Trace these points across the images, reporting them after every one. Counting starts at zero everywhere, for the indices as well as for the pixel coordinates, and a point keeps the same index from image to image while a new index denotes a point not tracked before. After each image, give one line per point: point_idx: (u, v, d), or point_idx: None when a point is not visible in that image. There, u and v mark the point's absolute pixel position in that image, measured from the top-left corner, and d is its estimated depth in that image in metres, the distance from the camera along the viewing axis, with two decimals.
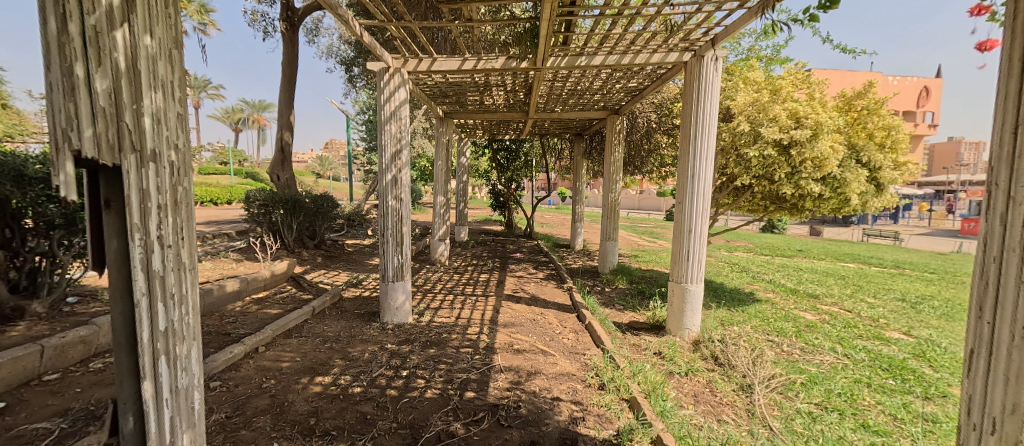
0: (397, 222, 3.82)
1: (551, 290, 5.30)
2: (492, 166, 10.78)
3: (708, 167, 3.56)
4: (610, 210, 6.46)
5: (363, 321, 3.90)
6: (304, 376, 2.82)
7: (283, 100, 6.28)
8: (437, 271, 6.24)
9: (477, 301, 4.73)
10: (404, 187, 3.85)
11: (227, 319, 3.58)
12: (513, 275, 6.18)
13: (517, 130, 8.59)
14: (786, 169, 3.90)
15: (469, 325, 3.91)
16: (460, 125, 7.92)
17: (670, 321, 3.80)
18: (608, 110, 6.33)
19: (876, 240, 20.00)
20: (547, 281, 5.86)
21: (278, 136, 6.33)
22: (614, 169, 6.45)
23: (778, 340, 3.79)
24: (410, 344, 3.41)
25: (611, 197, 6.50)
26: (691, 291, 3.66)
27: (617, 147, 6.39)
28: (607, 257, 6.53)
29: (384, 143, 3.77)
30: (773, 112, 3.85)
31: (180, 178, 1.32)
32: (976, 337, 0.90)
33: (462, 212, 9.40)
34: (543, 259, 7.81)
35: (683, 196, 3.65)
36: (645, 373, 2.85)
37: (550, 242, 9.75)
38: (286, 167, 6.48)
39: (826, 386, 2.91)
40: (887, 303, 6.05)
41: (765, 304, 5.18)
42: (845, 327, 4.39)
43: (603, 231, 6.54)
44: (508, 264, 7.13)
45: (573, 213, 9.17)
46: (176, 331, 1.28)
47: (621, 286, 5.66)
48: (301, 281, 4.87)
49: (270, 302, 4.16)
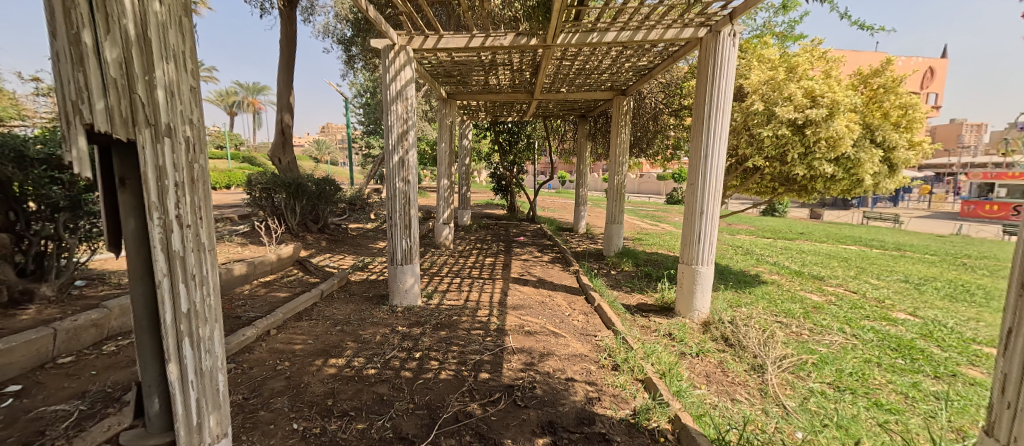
0: (405, 205, 3.78)
1: (557, 273, 5.30)
2: (494, 148, 10.65)
3: (721, 146, 3.51)
4: (616, 192, 6.40)
5: (373, 304, 3.90)
6: (317, 358, 2.82)
7: (283, 81, 6.13)
8: (443, 255, 6.23)
9: (485, 284, 4.73)
10: (411, 169, 3.79)
11: (236, 303, 3.57)
12: (519, 258, 6.17)
13: (520, 112, 8.45)
14: (799, 149, 3.83)
15: (478, 307, 3.91)
16: (463, 106, 7.77)
17: (679, 302, 3.81)
18: (615, 90, 6.20)
19: (876, 223, 20.03)
20: (553, 264, 5.85)
21: (278, 119, 6.20)
22: (620, 152, 6.37)
23: (787, 321, 3.79)
24: (421, 326, 3.41)
25: (617, 179, 6.43)
26: (701, 273, 3.64)
27: (624, 129, 6.29)
28: (612, 240, 6.51)
29: (390, 124, 3.68)
30: (789, 91, 3.76)
31: (197, 155, 1.26)
32: (1016, 317, 0.95)
33: (465, 195, 9.33)
34: (546, 242, 7.80)
35: (695, 177, 3.60)
36: (658, 354, 2.86)
37: (553, 226, 9.72)
38: (287, 150, 6.36)
39: (837, 366, 2.92)
40: (890, 284, 6.09)
41: (770, 285, 5.20)
42: (852, 308, 4.41)
43: (608, 214, 6.51)
44: (513, 247, 7.11)
45: (577, 197, 9.12)
46: (199, 313, 1.25)
47: (627, 269, 5.66)
48: (307, 265, 4.83)
49: (278, 285, 4.15)
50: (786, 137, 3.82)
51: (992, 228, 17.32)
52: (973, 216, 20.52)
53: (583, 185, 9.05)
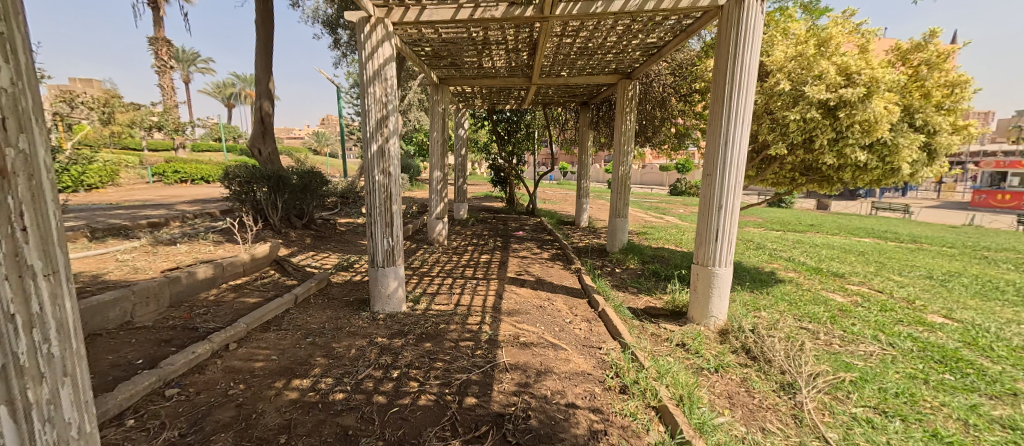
0: (386, 200, 3.36)
1: (558, 272, 4.91)
2: (492, 139, 10.21)
3: (744, 129, 3.07)
4: (621, 183, 5.99)
5: (352, 310, 3.51)
6: (279, 379, 2.44)
7: (261, 66, 5.69)
8: (435, 252, 5.85)
9: (479, 285, 4.34)
10: (392, 159, 3.38)
11: (197, 311, 3.18)
12: (516, 255, 5.77)
13: (518, 99, 7.99)
14: (829, 134, 3.40)
15: (469, 313, 3.52)
16: (457, 93, 7.32)
17: (692, 307, 3.41)
18: (619, 73, 5.75)
19: (886, 213, 19.52)
20: (553, 261, 5.45)
21: (257, 107, 5.77)
22: (626, 140, 5.92)
23: (813, 327, 3.39)
24: (403, 337, 3.03)
25: (622, 170, 6.00)
26: (718, 275, 3.24)
27: (629, 115, 5.83)
28: (616, 235, 6.10)
29: (367, 108, 3.25)
30: (821, 68, 3.30)
31: (12, 134, 0.79)
32: None
33: (461, 188, 8.93)
34: (547, 237, 7.41)
35: (712, 166, 3.17)
36: (674, 373, 2.47)
37: (554, 219, 9.31)
38: (267, 141, 5.89)
39: (879, 385, 2.53)
40: (915, 281, 5.66)
41: (788, 285, 4.79)
42: (882, 310, 4.00)
43: (612, 207, 6.09)
44: (511, 243, 6.71)
45: (578, 189, 8.69)
46: (25, 370, 0.84)
47: (632, 268, 5.27)
48: (285, 266, 4.44)
49: (249, 289, 3.76)
50: (816, 120, 3.37)
51: (1006, 218, 16.82)
52: (985, 205, 19.98)
53: (584, 176, 8.61)
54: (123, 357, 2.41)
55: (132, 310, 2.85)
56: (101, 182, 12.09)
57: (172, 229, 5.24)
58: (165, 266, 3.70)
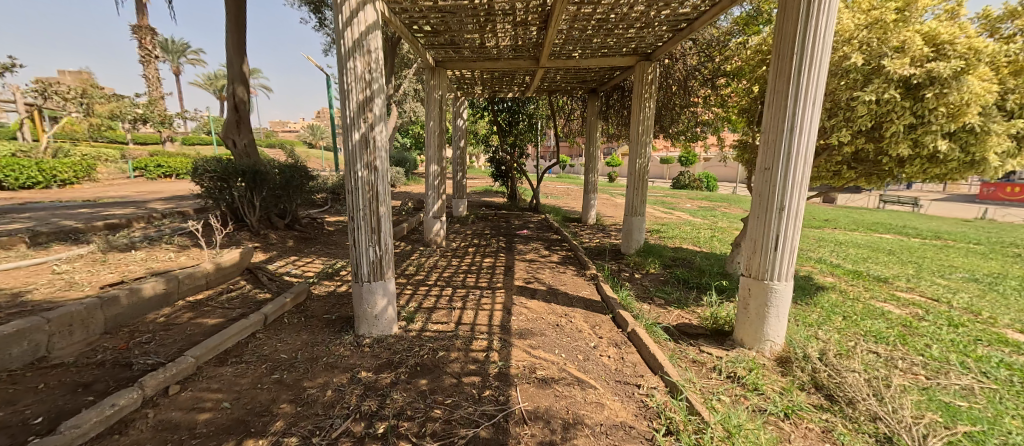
0: (371, 200, 2.75)
1: (571, 280, 4.34)
2: (492, 130, 9.58)
3: (816, 116, 2.47)
4: (638, 178, 5.40)
5: (333, 333, 2.91)
6: (227, 439, 1.85)
7: (235, 45, 5.02)
8: (433, 256, 5.27)
9: (483, 297, 3.76)
10: (378, 150, 2.76)
11: (139, 338, 2.57)
12: (523, 259, 5.20)
13: (521, 86, 7.37)
14: (908, 119, 2.81)
15: (473, 336, 2.94)
16: (455, 79, 6.69)
17: (739, 326, 2.85)
18: (638, 54, 5.15)
19: (894, 207, 19.06)
20: (565, 266, 4.87)
21: (230, 92, 5.10)
22: (645, 129, 5.31)
23: (885, 351, 2.83)
24: (393, 372, 2.43)
25: (639, 163, 5.41)
26: (778, 292, 2.65)
27: (649, 102, 5.22)
28: (633, 235, 5.52)
29: (346, 87, 2.62)
30: (904, 36, 2.72)
31: None
32: None
33: (460, 182, 8.32)
34: (553, 236, 6.84)
35: (772, 159, 2.58)
36: (744, 428, 1.90)
37: (559, 216, 8.71)
38: (243, 131, 5.22)
39: (1003, 439, 1.97)
40: (963, 286, 5.12)
41: (832, 293, 4.24)
42: (950, 326, 3.46)
43: (628, 204, 5.52)
44: (516, 244, 6.11)
45: (585, 184, 8.11)
46: None
47: (654, 274, 4.70)
48: (259, 275, 3.83)
49: (210, 306, 3.15)
50: (896, 100, 2.77)
51: (1020, 211, 16.35)
52: (994, 198, 19.57)
53: (593, 170, 8.02)
54: (18, 413, 1.81)
55: (49, 343, 2.25)
56: (77, 177, 11.38)
57: (134, 232, 4.62)
58: (108, 279, 3.09)
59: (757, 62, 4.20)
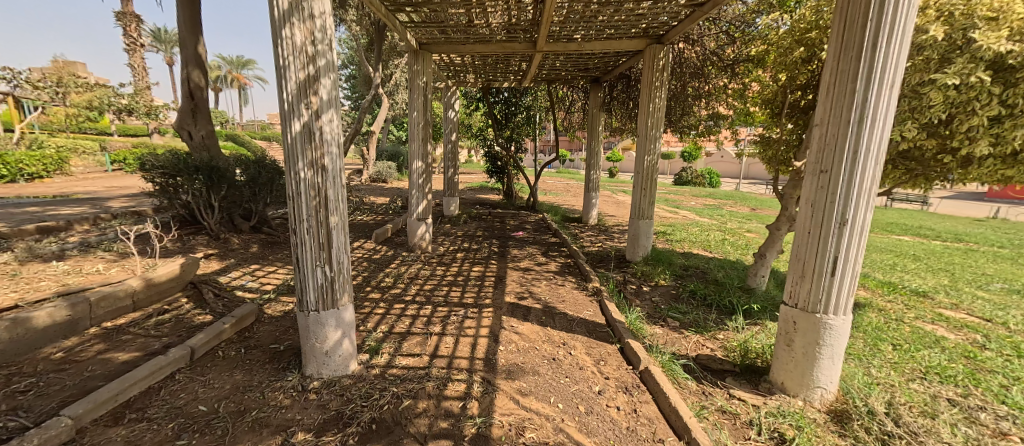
0: (318, 209, 2.15)
1: (571, 294, 3.78)
2: (487, 123, 8.99)
3: (891, 104, 1.89)
4: (645, 177, 4.83)
5: (274, 373, 2.34)
6: None
7: (188, 23, 4.39)
8: (416, 263, 4.70)
9: (467, 319, 3.19)
10: (328, 144, 2.16)
11: (15, 385, 2.00)
12: (517, 267, 4.63)
13: (518, 74, 6.75)
14: (999, 108, 2.24)
15: (450, 376, 2.37)
16: (443, 65, 6.08)
17: (778, 367, 2.30)
18: (648, 37, 4.56)
19: (903, 204, 18.52)
20: (563, 277, 4.30)
21: (185, 77, 4.48)
22: (655, 122, 4.72)
23: (962, 400, 2.27)
24: (339, 435, 1.86)
25: (647, 161, 4.82)
26: (835, 328, 2.08)
27: (659, 91, 4.62)
28: (639, 240, 4.95)
29: (283, 63, 2.01)
30: (999, 2, 2.24)
31: None
32: None
33: (452, 179, 7.75)
34: (551, 239, 6.28)
35: (832, 160, 2.00)
36: None
37: (558, 216, 8.14)
38: (200, 122, 4.61)
39: None
40: (1010, 299, 4.57)
41: (869, 312, 3.70)
42: (1019, 357, 2.92)
43: (634, 206, 4.96)
44: (510, 249, 5.54)
45: (586, 181, 7.54)
46: None
47: (664, 287, 4.14)
48: (204, 291, 3.26)
49: (130, 335, 2.58)
50: (986, 84, 2.20)
51: None
52: (1004, 196, 19.07)
53: (594, 167, 7.44)
54: None
55: None
56: (47, 171, 10.73)
57: (70, 237, 4.03)
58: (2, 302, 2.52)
59: (790, 42, 3.58)
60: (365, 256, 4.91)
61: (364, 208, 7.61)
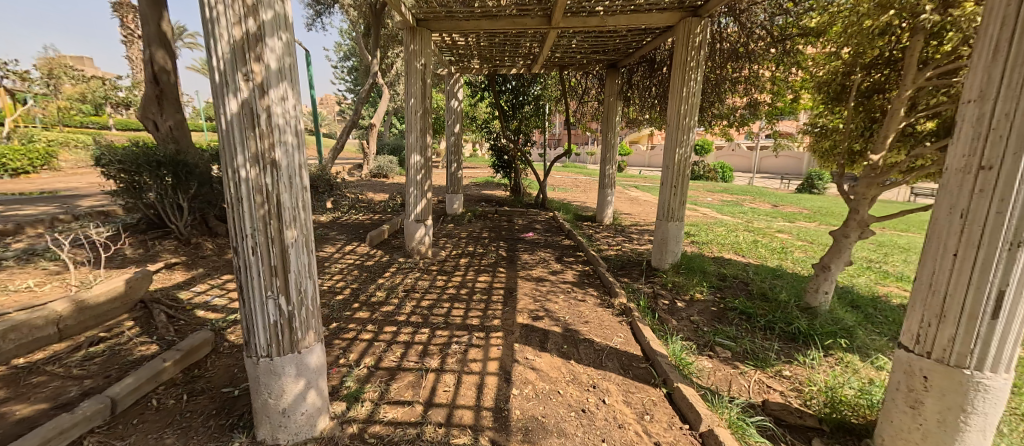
0: (266, 219, 1.57)
1: (595, 313, 3.18)
2: (493, 114, 8.36)
3: None
4: (676, 174, 4.20)
5: (216, 435, 1.76)
6: None
7: None
8: (413, 271, 4.13)
9: (471, 348, 2.60)
10: (280, 130, 1.57)
11: None
12: (528, 277, 4.04)
13: (527, 57, 6.12)
14: None
15: (448, 439, 1.79)
16: (444, 47, 5.46)
17: (893, 434, 1.69)
18: (682, 8, 3.90)
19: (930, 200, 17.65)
20: (583, 289, 3.71)
21: (147, 58, 3.90)
22: (690, 109, 4.07)
23: None
24: None
25: (679, 154, 4.18)
26: (993, 390, 1.47)
27: (694, 73, 3.97)
28: (668, 246, 4.33)
29: (209, 12, 1.40)
30: None
31: None
32: None
33: (455, 175, 7.16)
34: (565, 242, 5.69)
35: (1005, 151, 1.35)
36: None
37: (569, 214, 7.53)
38: (166, 110, 4.04)
39: None
40: None
41: None
42: None
43: (663, 206, 4.34)
44: (519, 254, 4.94)
45: (601, 177, 6.94)
46: None
47: (701, 303, 3.53)
48: (154, 313, 2.70)
49: (42, 378, 2.03)
50: None
51: None
52: None
53: (609, 161, 6.82)
54: None
55: None
56: (33, 167, 10.29)
57: (14, 244, 3.49)
58: None
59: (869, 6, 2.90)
60: (356, 263, 4.34)
61: (361, 206, 7.05)
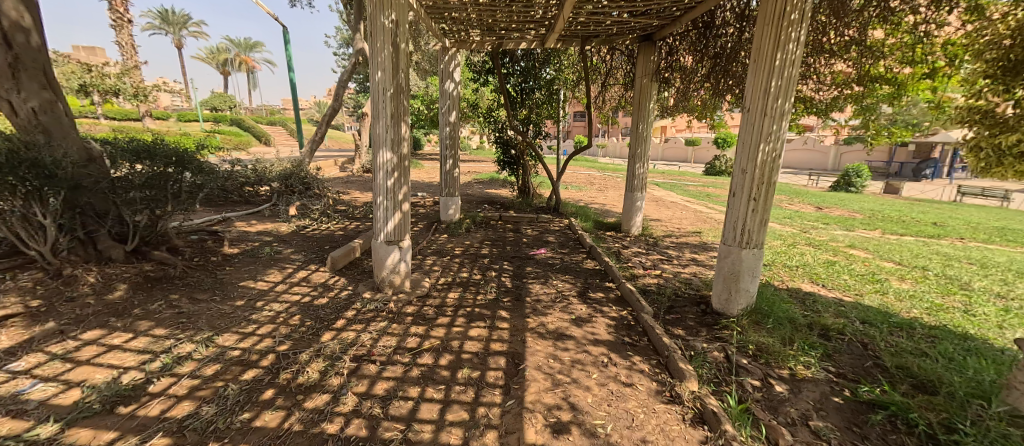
0: None
1: (658, 419, 1.91)
2: (498, 100, 7.08)
3: None
4: (756, 182, 2.90)
5: None
6: None
7: None
8: (379, 319, 2.91)
9: None
10: None
11: None
12: (543, 330, 2.78)
13: (540, 25, 4.80)
14: None
15: None
16: (430, 8, 4.19)
17: None
18: None
19: (979, 199, 15.95)
20: (626, 358, 2.44)
21: None
22: (785, 87, 2.74)
23: None
24: None
25: (765, 151, 2.86)
26: None
27: (796, 30, 2.66)
28: (740, 283, 3.05)
29: None
30: None
31: None
32: None
33: (449, 174, 5.92)
34: (586, 263, 4.43)
35: None
36: None
37: (589, 221, 6.26)
38: (29, 84, 2.84)
39: None
40: None
41: None
42: None
43: (734, 226, 3.04)
44: (528, 284, 3.68)
45: (628, 177, 5.65)
46: None
47: (817, 389, 2.24)
48: None
49: None
50: None
51: None
52: None
53: (639, 158, 5.48)
54: None
55: None
56: None
57: None
58: None
59: None
60: (302, 301, 3.11)
61: (337, 211, 5.86)
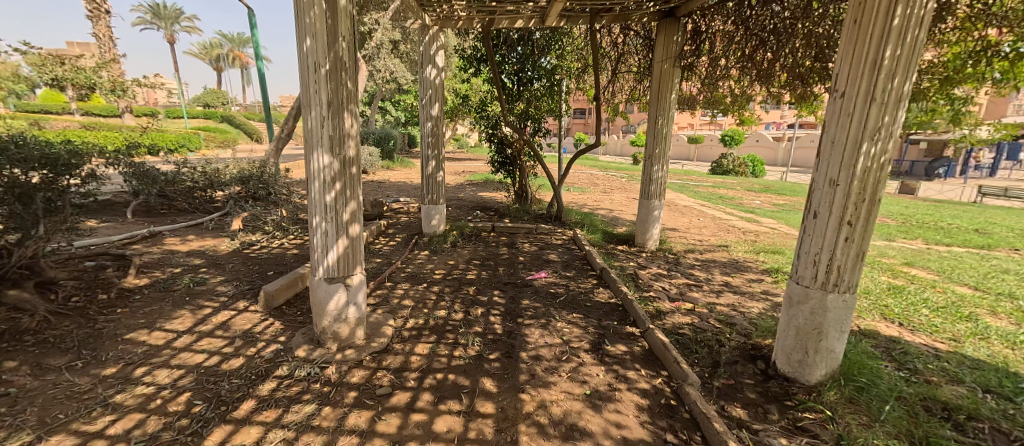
0: None
1: None
2: (491, 92, 6.17)
3: None
4: (852, 199, 2.00)
5: None
6: None
7: None
8: (305, 399, 1.99)
9: None
10: None
11: None
12: (545, 421, 1.86)
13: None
14: None
15: None
16: None
17: None
18: None
19: (1001, 200, 15.14)
20: None
21: None
22: (907, 58, 1.83)
23: None
24: None
25: (869, 154, 1.95)
26: None
27: None
28: (823, 342, 2.16)
29: None
30: None
31: None
32: None
33: (433, 178, 5.02)
34: (597, 292, 3.54)
35: None
36: None
37: (596, 233, 5.38)
38: None
39: None
40: None
41: None
42: None
43: (815, 261, 2.14)
44: (524, 330, 2.78)
45: (644, 182, 4.74)
46: None
47: None
48: None
49: None
50: None
51: None
52: None
53: (658, 159, 4.58)
54: None
55: None
56: None
57: None
58: None
59: None
60: (203, 366, 2.20)
61: (299, 223, 4.96)
